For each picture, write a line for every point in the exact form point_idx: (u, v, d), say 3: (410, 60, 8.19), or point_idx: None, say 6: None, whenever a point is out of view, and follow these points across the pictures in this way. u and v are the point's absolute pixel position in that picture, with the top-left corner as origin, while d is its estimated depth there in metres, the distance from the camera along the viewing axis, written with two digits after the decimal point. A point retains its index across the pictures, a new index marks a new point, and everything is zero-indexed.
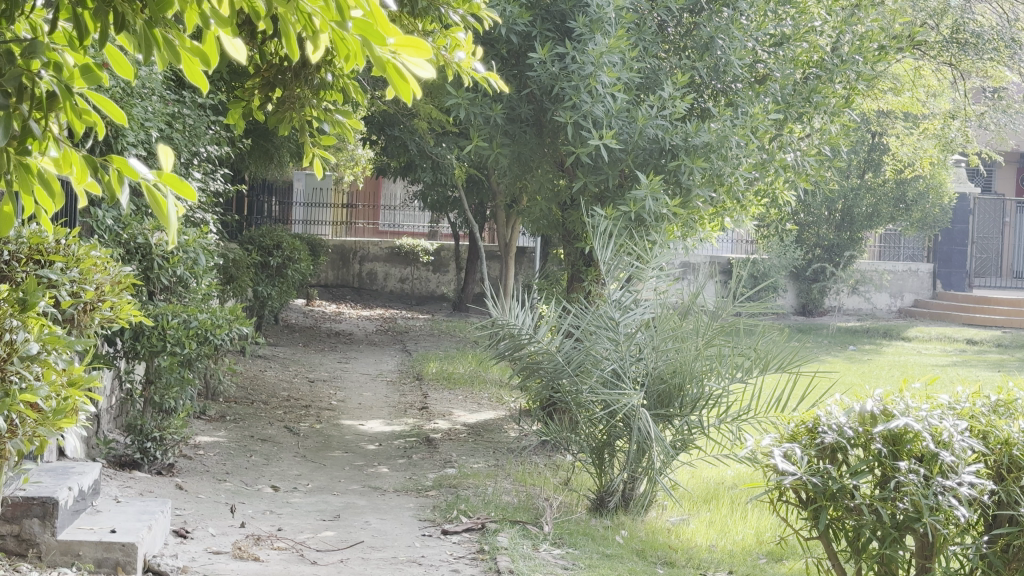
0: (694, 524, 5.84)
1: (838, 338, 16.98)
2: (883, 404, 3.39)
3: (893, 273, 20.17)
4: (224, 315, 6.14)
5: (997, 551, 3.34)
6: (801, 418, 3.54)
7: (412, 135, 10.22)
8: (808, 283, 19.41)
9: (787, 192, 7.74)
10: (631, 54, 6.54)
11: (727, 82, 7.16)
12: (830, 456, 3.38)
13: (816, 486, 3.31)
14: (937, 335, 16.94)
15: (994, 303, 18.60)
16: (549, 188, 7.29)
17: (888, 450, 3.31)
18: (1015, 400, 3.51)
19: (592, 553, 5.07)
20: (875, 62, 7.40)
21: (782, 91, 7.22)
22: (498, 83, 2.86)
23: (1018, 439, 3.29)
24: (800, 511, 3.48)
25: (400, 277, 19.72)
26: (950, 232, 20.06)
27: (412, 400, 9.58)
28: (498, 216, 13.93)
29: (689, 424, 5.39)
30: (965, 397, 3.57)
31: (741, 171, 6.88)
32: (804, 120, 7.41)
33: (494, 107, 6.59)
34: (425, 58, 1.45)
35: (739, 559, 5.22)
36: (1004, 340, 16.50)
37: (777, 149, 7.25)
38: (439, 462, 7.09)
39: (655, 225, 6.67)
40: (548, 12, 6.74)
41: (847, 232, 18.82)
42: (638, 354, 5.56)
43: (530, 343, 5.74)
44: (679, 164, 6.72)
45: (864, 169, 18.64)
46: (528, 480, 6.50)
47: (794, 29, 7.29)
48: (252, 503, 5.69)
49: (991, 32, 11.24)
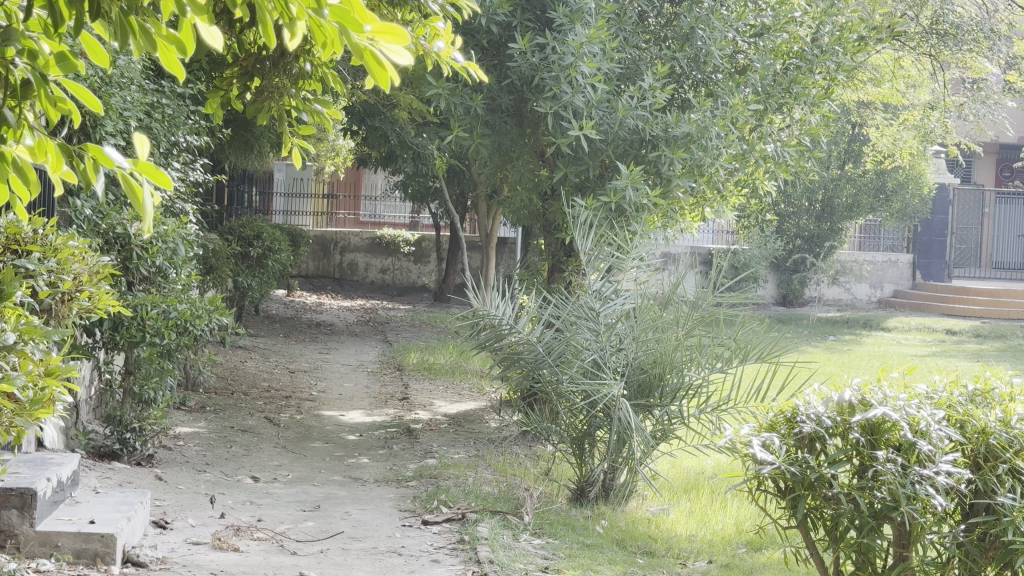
0: (674, 514, 5.86)
1: (818, 329, 17.01)
2: (861, 394, 3.40)
3: (873, 264, 20.21)
4: (204, 306, 6.09)
5: (974, 540, 3.32)
6: (780, 407, 3.53)
7: (392, 125, 10.22)
8: (789, 273, 19.48)
9: (766, 183, 7.74)
10: (610, 44, 6.53)
11: (707, 72, 7.16)
12: (808, 445, 3.39)
13: (793, 476, 3.32)
14: (916, 326, 17.01)
15: (971, 296, 18.74)
16: (529, 178, 7.29)
17: (866, 440, 3.30)
18: (992, 389, 3.50)
19: (573, 543, 5.08)
20: (853, 53, 7.40)
21: (761, 82, 7.21)
22: (478, 71, 2.86)
23: (994, 428, 3.29)
24: (779, 501, 3.49)
25: (381, 268, 19.77)
26: (929, 223, 20.07)
27: (392, 391, 9.58)
28: (480, 206, 13.95)
29: (668, 415, 5.42)
30: (943, 387, 3.56)
31: (721, 161, 6.88)
32: (783, 111, 7.39)
33: (473, 98, 6.59)
34: (402, 45, 1.44)
35: (719, 549, 5.23)
36: (982, 330, 16.56)
37: (757, 140, 7.25)
38: (419, 453, 7.10)
39: (635, 216, 6.68)
40: (528, 3, 6.74)
41: (827, 222, 18.86)
42: (618, 345, 5.57)
43: (510, 334, 5.74)
44: (660, 155, 6.72)
45: (844, 160, 18.67)
46: (508, 471, 6.50)
47: (774, 20, 7.25)
48: (231, 494, 5.68)
49: (970, 24, 11.27)
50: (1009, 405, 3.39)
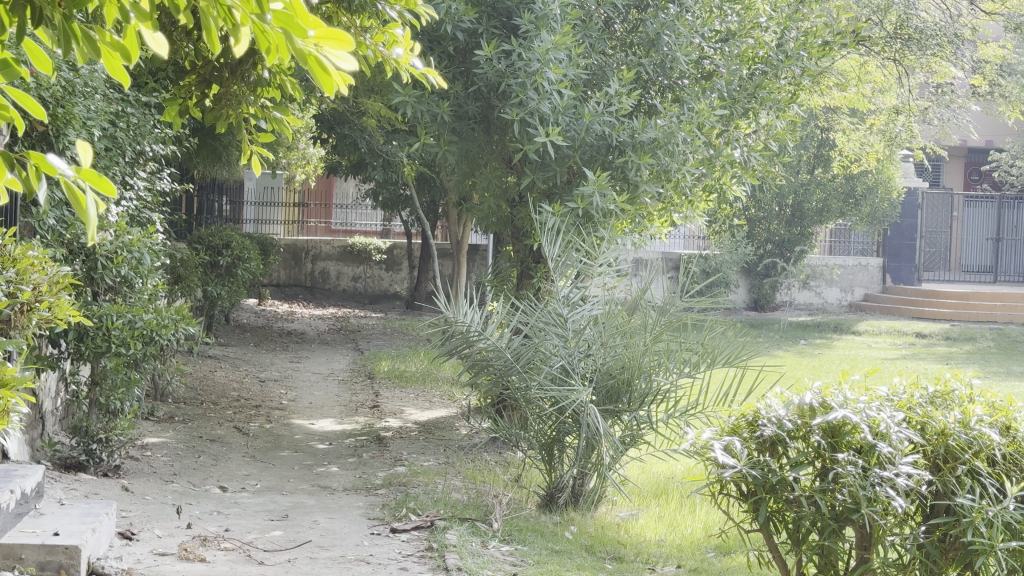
0: (643, 518, 5.87)
1: (789, 333, 17.07)
2: (822, 397, 3.40)
3: (843, 268, 20.35)
4: (171, 315, 6.06)
5: (934, 541, 3.34)
6: (741, 411, 3.54)
7: (362, 132, 10.21)
8: (760, 278, 19.62)
9: (733, 188, 7.76)
10: (577, 50, 6.53)
11: (673, 77, 7.15)
12: (769, 448, 3.39)
13: (755, 478, 3.32)
14: (887, 329, 17.09)
15: (940, 298, 18.84)
16: (498, 184, 7.27)
17: (827, 442, 3.31)
18: (951, 391, 3.53)
19: (541, 550, 5.08)
20: (818, 58, 7.47)
21: (727, 87, 7.20)
22: (438, 78, 2.87)
23: (953, 430, 3.30)
24: (740, 503, 3.49)
25: (353, 276, 19.71)
26: (899, 227, 20.25)
27: (363, 399, 9.56)
28: (449, 214, 13.94)
29: (638, 420, 5.44)
30: (905, 389, 3.58)
31: (687, 167, 6.91)
32: (749, 116, 7.41)
33: (441, 104, 6.60)
34: (347, 51, 1.43)
35: (687, 554, 5.24)
36: (952, 332, 16.66)
37: (724, 145, 7.28)
38: (388, 460, 7.08)
39: (602, 221, 6.69)
40: (494, 10, 6.75)
41: (797, 227, 18.97)
42: (587, 350, 5.58)
43: (478, 340, 5.67)
44: (626, 160, 6.73)
45: (813, 164, 18.76)
46: (477, 477, 6.50)
47: (739, 26, 7.25)
48: (199, 504, 5.65)
49: (935, 29, 11.35)
50: (968, 407, 3.41)
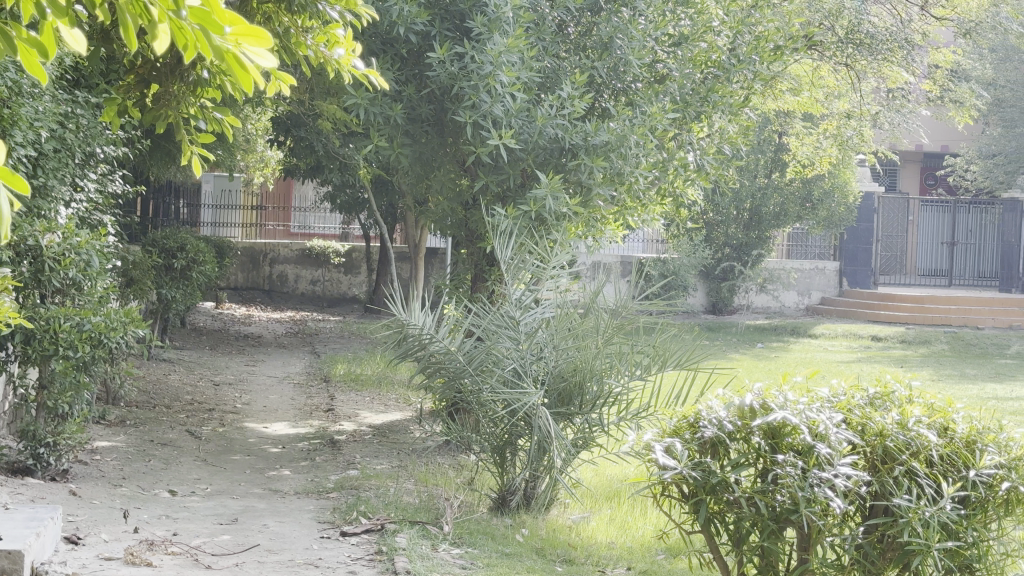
0: (595, 521, 5.87)
1: (746, 337, 17.14)
2: (762, 398, 3.42)
3: (801, 271, 20.48)
4: (120, 318, 6.02)
5: (873, 541, 3.36)
6: (683, 412, 3.55)
7: (317, 135, 10.18)
8: (718, 282, 19.54)
9: (688, 192, 7.77)
10: (529, 53, 6.52)
11: (626, 81, 7.18)
12: (711, 450, 3.40)
13: (695, 480, 3.33)
14: (843, 332, 17.20)
15: (896, 302, 19.02)
16: (451, 187, 7.28)
17: (767, 444, 3.32)
18: (890, 392, 3.57)
19: (491, 553, 5.07)
20: (770, 61, 7.50)
21: (680, 91, 7.24)
22: (380, 78, 2.85)
23: (891, 430, 3.32)
24: (682, 505, 3.50)
25: (311, 279, 19.58)
26: (856, 231, 20.48)
27: (318, 402, 9.52)
28: (406, 218, 13.93)
29: (589, 423, 5.44)
30: (845, 390, 3.61)
31: (640, 170, 6.91)
32: (702, 119, 7.43)
33: (393, 107, 6.58)
34: (266, 49, 1.43)
35: (637, 556, 5.26)
36: (908, 335, 16.78)
37: (677, 149, 7.32)
38: (341, 464, 7.05)
39: (555, 224, 6.69)
40: (447, 12, 6.74)
41: (755, 231, 18.96)
42: (539, 353, 5.59)
43: (432, 344, 5.67)
44: (579, 163, 6.73)
45: (771, 168, 18.85)
46: (429, 480, 6.49)
47: (692, 29, 7.31)
48: (147, 508, 5.60)
49: (887, 34, 11.47)
50: (905, 408, 3.44)
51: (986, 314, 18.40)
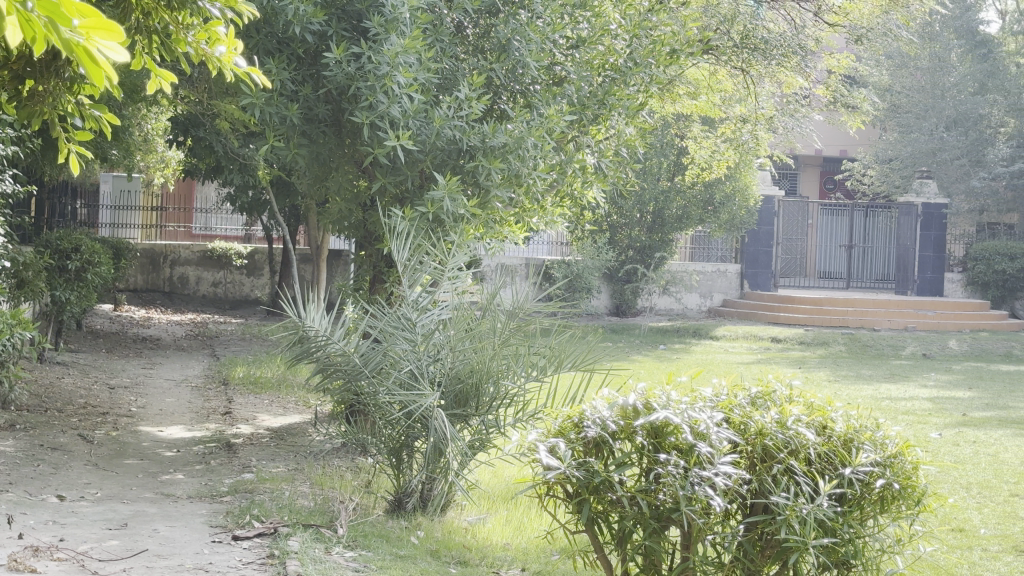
0: (491, 522, 5.88)
1: (649, 339, 17.27)
2: (645, 398, 3.45)
3: (702, 274, 20.77)
4: (6, 319, 5.90)
5: (752, 539, 3.41)
6: (568, 413, 3.56)
7: (215, 136, 10.08)
8: (622, 283, 19.69)
9: (587, 195, 7.79)
10: (427, 55, 6.51)
11: (524, 83, 7.19)
12: (594, 449, 3.42)
13: (578, 479, 3.35)
14: (743, 334, 17.41)
15: (795, 304, 19.34)
16: (348, 188, 7.28)
17: (649, 443, 3.35)
18: (770, 392, 3.64)
19: (384, 555, 5.04)
20: (665, 65, 7.60)
21: (578, 93, 7.28)
22: (262, 76, 2.84)
23: (770, 430, 3.38)
24: (567, 506, 3.51)
25: (213, 281, 19.45)
26: (757, 233, 20.78)
27: (215, 406, 9.41)
28: (308, 219, 13.84)
29: (485, 424, 5.45)
30: (726, 390, 3.66)
31: (537, 171, 6.93)
32: (600, 121, 7.49)
33: (291, 107, 6.53)
34: (118, 42, 1.47)
35: (532, 557, 5.27)
36: (806, 337, 17.04)
37: (575, 151, 7.39)
38: (236, 467, 6.98)
39: (453, 226, 6.67)
40: (344, 12, 6.71)
41: (658, 233, 19.25)
42: (436, 355, 5.55)
43: (327, 345, 5.61)
44: (477, 165, 6.72)
45: (673, 171, 19.03)
46: (325, 483, 6.45)
47: (590, 32, 7.40)
48: (34, 514, 5.49)
49: (780, 40, 11.73)
50: (784, 407, 3.50)
51: (882, 316, 18.78)
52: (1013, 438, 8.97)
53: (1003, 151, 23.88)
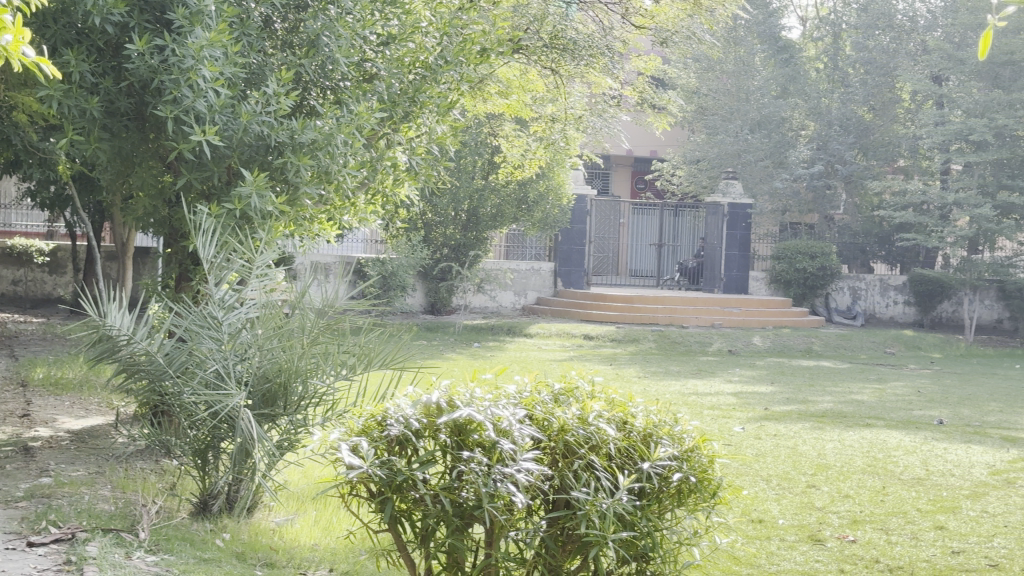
0: (299, 523, 5.81)
1: (463, 337, 17.30)
2: (448, 396, 3.44)
3: (516, 272, 20.91)
4: None
5: (554, 534, 3.43)
6: (371, 411, 3.53)
7: (12, 128, 9.71)
8: (436, 282, 19.63)
9: (399, 193, 7.78)
10: (233, 49, 6.36)
11: (334, 79, 7.13)
12: (397, 448, 3.39)
13: (380, 478, 3.31)
14: (556, 331, 17.61)
15: (607, 302, 19.67)
16: (152, 184, 7.03)
17: (453, 441, 3.35)
18: (573, 388, 3.69)
19: (188, 559, 4.92)
20: (476, 64, 7.72)
21: (387, 91, 7.23)
22: (53, 68, 2.77)
23: (572, 426, 3.42)
24: (370, 506, 3.48)
25: (12, 279, 18.70)
26: (570, 232, 21.09)
27: (12, 408, 9.05)
28: (113, 215, 13.46)
29: (294, 424, 5.37)
30: (529, 387, 3.69)
31: (347, 169, 6.86)
32: (411, 120, 7.46)
33: (90, 100, 6.33)
34: None
35: (340, 557, 5.24)
36: (617, 334, 17.34)
37: (386, 150, 7.34)
38: (34, 472, 6.74)
39: (261, 223, 6.54)
40: (146, 4, 6.52)
41: (473, 232, 19.31)
42: (243, 354, 5.41)
43: (129, 344, 5.45)
44: (285, 162, 6.59)
45: (487, 169, 19.00)
46: (128, 486, 6.27)
47: (400, 29, 7.30)
48: None
49: (588, 41, 11.94)
50: (586, 404, 3.56)
51: (690, 313, 19.25)
52: (810, 431, 9.29)
53: (804, 154, 24.77)
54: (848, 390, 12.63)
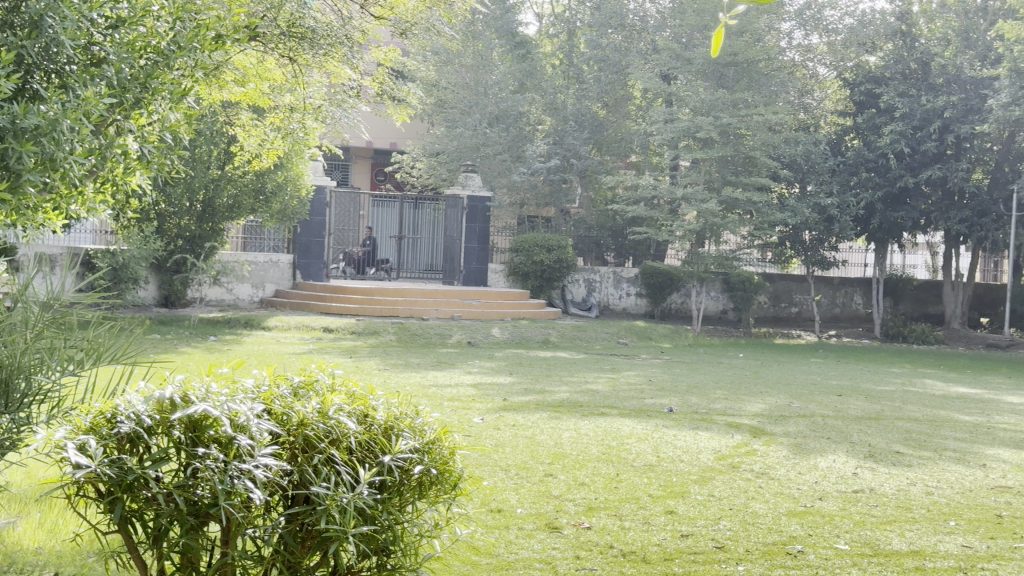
0: (22, 525, 5.56)
1: (198, 330, 16.84)
2: (182, 392, 3.34)
3: (254, 264, 20.76)
4: None
5: (292, 531, 3.36)
6: (98, 407, 3.36)
7: None
8: (170, 274, 19.18)
9: (130, 183, 7.55)
10: None
11: (58, 62, 6.48)
12: (126, 446, 3.25)
13: (109, 477, 3.16)
14: (295, 324, 17.37)
15: (346, 295, 19.60)
16: None
17: (185, 436, 3.24)
18: (312, 382, 3.64)
19: None
20: (210, 50, 7.51)
21: (116, 76, 6.78)
22: None
23: (311, 419, 3.39)
24: (98, 506, 3.33)
25: None
26: (309, 224, 21.18)
27: None
28: None
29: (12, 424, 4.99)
30: (266, 380, 3.61)
31: (73, 157, 6.37)
32: (143, 107, 7.13)
33: None
34: None
35: (68, 559, 5.02)
36: (357, 326, 17.25)
37: (116, 137, 7.02)
38: None
39: None
40: None
41: (208, 223, 18.86)
42: None
43: None
44: (6, 147, 6.04)
45: (223, 159, 18.48)
46: None
47: (129, 11, 6.85)
48: None
49: (325, 30, 11.83)
50: (325, 397, 3.52)
51: (430, 306, 19.35)
52: (546, 420, 9.45)
53: (541, 148, 25.26)
54: (583, 380, 12.97)
